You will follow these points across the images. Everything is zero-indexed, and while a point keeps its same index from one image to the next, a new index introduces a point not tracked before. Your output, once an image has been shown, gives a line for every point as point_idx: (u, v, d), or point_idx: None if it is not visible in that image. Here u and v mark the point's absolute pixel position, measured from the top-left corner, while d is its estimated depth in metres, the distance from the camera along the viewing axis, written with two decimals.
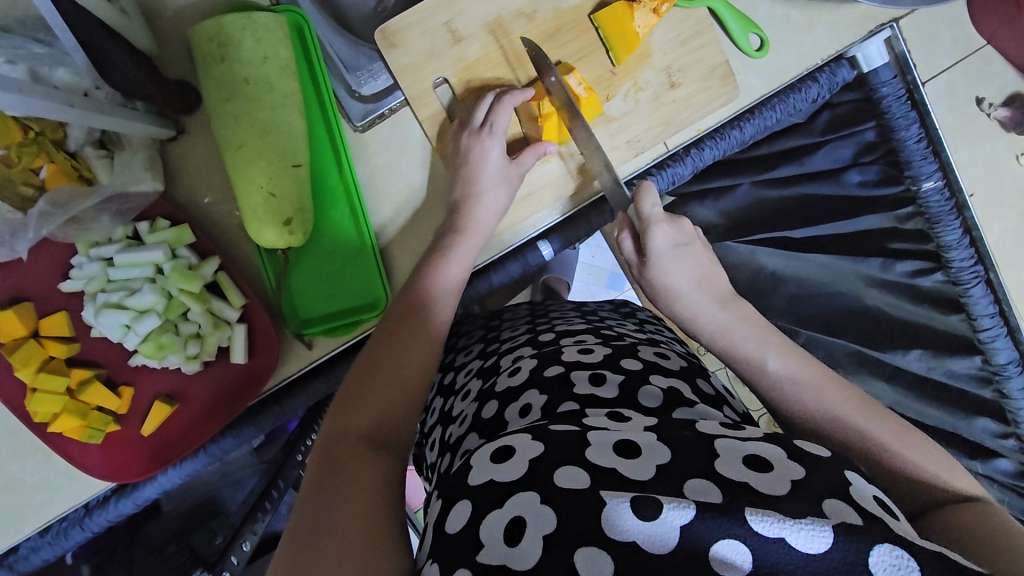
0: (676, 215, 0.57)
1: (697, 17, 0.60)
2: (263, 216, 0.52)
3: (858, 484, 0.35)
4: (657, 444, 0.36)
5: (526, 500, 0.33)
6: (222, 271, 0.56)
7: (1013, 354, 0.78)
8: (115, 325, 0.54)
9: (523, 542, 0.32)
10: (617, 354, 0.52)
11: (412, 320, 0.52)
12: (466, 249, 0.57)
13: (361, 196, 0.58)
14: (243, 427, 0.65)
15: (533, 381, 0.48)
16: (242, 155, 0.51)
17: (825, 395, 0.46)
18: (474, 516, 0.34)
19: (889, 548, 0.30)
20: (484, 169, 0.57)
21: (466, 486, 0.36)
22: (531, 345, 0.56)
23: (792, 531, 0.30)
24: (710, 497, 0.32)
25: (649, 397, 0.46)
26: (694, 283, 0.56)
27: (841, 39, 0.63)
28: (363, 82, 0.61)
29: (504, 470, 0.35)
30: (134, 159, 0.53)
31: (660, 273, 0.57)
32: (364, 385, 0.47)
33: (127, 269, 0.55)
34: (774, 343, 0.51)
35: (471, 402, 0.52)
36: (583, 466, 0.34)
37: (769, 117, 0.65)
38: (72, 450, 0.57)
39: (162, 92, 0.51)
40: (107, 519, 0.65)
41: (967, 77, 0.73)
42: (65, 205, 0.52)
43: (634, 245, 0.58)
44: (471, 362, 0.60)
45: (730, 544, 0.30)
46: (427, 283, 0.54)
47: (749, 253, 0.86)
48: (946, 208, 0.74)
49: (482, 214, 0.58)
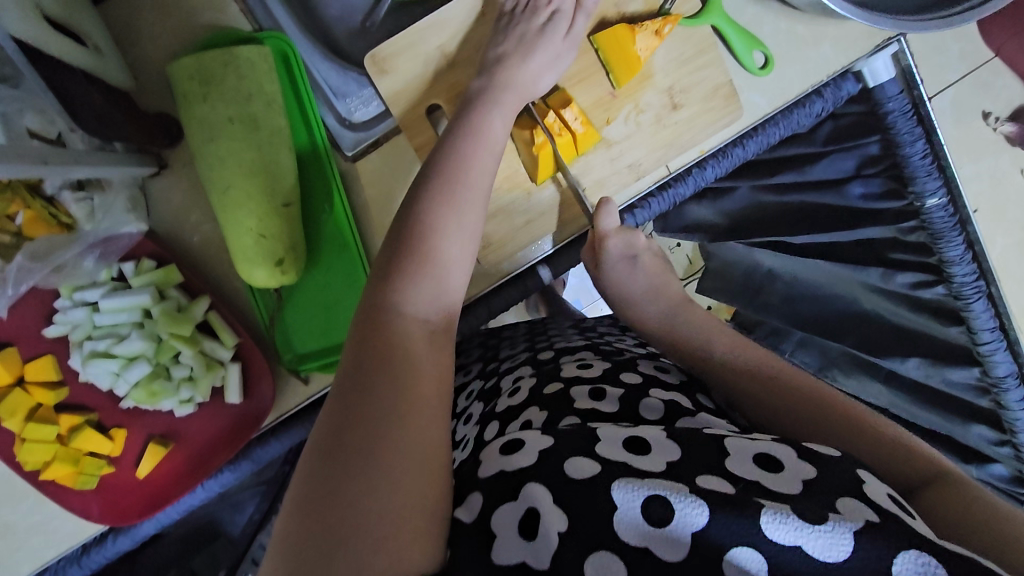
0: (632, 229, 0.59)
1: (699, 35, 0.58)
2: (253, 257, 0.50)
3: (871, 481, 0.35)
4: (666, 442, 0.37)
5: (533, 493, 0.34)
6: (211, 312, 0.55)
7: (1011, 366, 0.77)
8: (104, 373, 0.53)
9: (538, 535, 0.33)
10: (616, 368, 0.51)
11: (418, 283, 0.42)
12: (487, 147, 0.49)
13: (348, 210, 0.56)
14: (241, 461, 0.63)
15: (533, 399, 0.47)
16: (230, 197, 0.49)
17: (824, 411, 0.46)
18: (485, 506, 0.35)
19: (915, 555, 0.29)
20: (500, 88, 0.52)
21: (478, 479, 0.37)
22: (531, 364, 0.55)
23: (809, 538, 0.30)
24: (721, 488, 0.33)
25: (650, 409, 0.45)
26: (644, 288, 0.60)
27: (846, 54, 0.61)
28: (354, 108, 0.59)
29: (514, 460, 0.36)
30: (116, 200, 0.51)
31: (612, 277, 0.60)
32: (365, 363, 0.37)
33: (114, 314, 0.53)
34: (726, 342, 0.53)
35: (472, 425, 0.51)
36: (592, 458, 0.35)
37: (772, 133, 0.63)
38: (67, 497, 0.56)
39: (141, 132, 0.48)
40: (104, 556, 0.64)
41: (974, 91, 0.71)
42: (45, 256, 0.49)
43: (591, 259, 0.61)
44: (471, 383, 0.60)
45: (745, 550, 0.31)
46: (453, 173, 0.47)
47: (746, 251, 0.86)
48: (950, 224, 0.74)
49: (497, 115, 0.51)
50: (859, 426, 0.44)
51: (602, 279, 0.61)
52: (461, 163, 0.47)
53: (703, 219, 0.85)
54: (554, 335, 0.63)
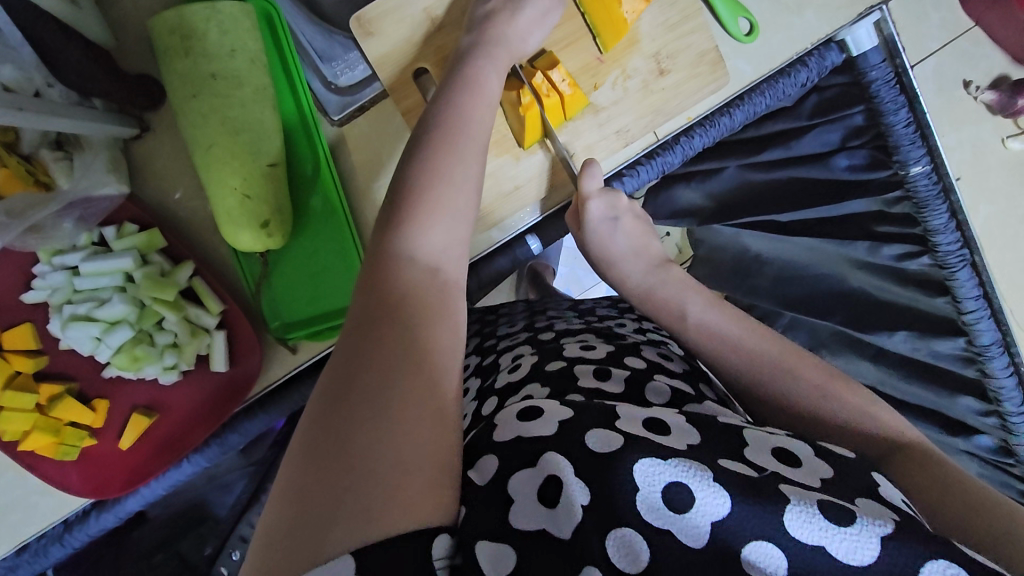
0: (613, 190, 0.58)
1: (686, 0, 0.58)
2: (238, 219, 0.49)
3: (886, 486, 0.35)
4: (685, 426, 0.36)
5: (555, 462, 0.33)
6: (196, 277, 0.54)
7: (996, 335, 0.77)
8: (85, 338, 0.52)
9: (559, 505, 0.32)
10: (621, 351, 0.50)
11: (420, 232, 0.41)
12: (485, 105, 0.49)
13: (339, 184, 0.56)
14: (227, 434, 0.62)
15: (535, 376, 0.46)
16: (213, 155, 0.48)
17: (794, 384, 0.46)
18: (501, 472, 0.34)
19: (942, 565, 0.29)
20: (488, 47, 0.52)
21: (493, 442, 0.36)
22: (531, 343, 0.54)
23: (833, 540, 0.29)
24: (744, 471, 0.33)
25: (656, 394, 0.44)
26: (625, 251, 0.59)
27: (830, 22, 0.62)
28: (339, 73, 0.58)
29: (533, 427, 0.35)
30: (96, 160, 0.50)
31: (593, 243, 0.59)
32: (371, 312, 0.37)
33: (94, 278, 0.52)
34: (700, 299, 0.54)
35: (472, 401, 0.50)
36: (614, 429, 0.34)
37: (758, 103, 0.63)
38: (47, 469, 0.55)
39: (122, 90, 0.48)
40: (88, 533, 0.63)
41: (956, 59, 0.72)
42: (21, 214, 0.48)
43: (573, 220, 0.60)
44: (470, 357, 0.60)
45: (763, 545, 0.30)
46: (452, 129, 0.46)
47: (734, 236, 0.87)
48: (934, 192, 0.74)
49: (488, 75, 0.50)
50: (831, 402, 0.45)
51: (584, 242, 0.60)
52: (455, 124, 0.47)
53: (692, 203, 0.87)
54: (552, 316, 0.63)
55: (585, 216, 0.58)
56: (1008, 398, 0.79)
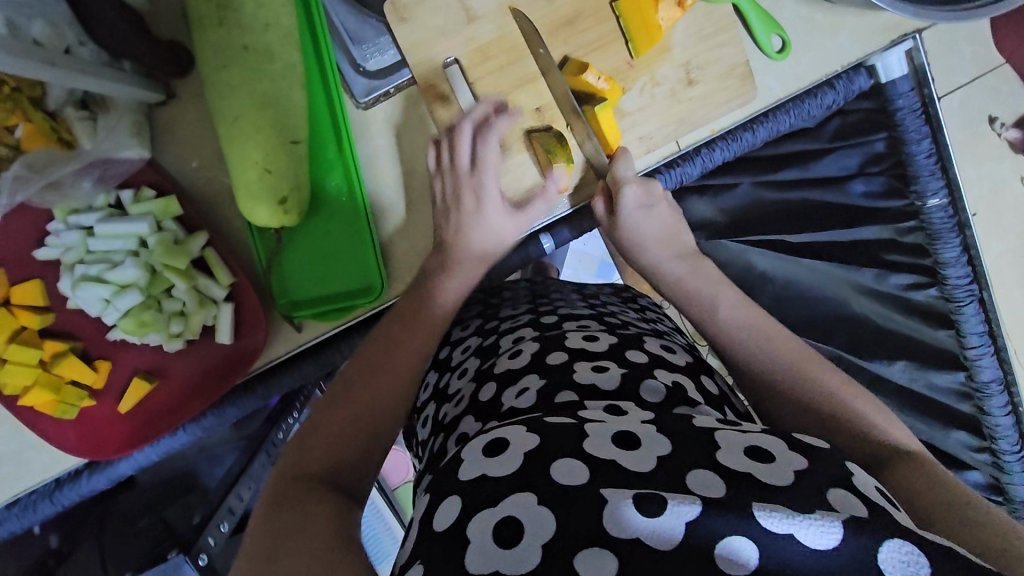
0: (647, 178, 0.58)
1: (721, 13, 0.57)
2: (258, 193, 0.49)
3: (860, 475, 0.36)
4: (655, 435, 0.37)
5: (522, 500, 0.33)
6: (208, 248, 0.54)
7: (998, 373, 0.79)
8: (94, 299, 0.52)
9: (519, 544, 0.32)
10: (622, 345, 0.51)
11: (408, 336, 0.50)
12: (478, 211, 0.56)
13: (362, 184, 0.56)
14: (225, 407, 0.62)
15: (534, 367, 0.48)
16: (237, 128, 0.48)
17: (810, 392, 0.45)
18: (463, 512, 0.34)
19: (898, 544, 0.30)
20: None
21: (458, 481, 0.37)
22: (533, 326, 0.55)
23: (801, 527, 0.31)
24: (713, 491, 0.32)
25: (651, 391, 0.45)
26: (654, 238, 0.59)
27: (863, 47, 0.61)
28: (368, 55, 0.56)
29: (497, 465, 0.36)
30: (119, 123, 0.50)
31: (626, 230, 0.59)
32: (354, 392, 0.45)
33: (108, 240, 0.52)
34: (729, 295, 0.54)
35: (468, 381, 0.53)
36: (578, 456, 0.35)
37: (782, 121, 0.64)
38: (43, 425, 0.55)
39: (153, 55, 0.47)
40: (79, 493, 0.64)
41: (983, 94, 0.72)
42: (42, 170, 0.48)
43: (605, 207, 0.59)
44: (469, 337, 0.60)
45: (738, 540, 0.31)
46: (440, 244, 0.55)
47: (741, 251, 0.84)
48: (948, 225, 0.75)
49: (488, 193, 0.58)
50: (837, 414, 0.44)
51: (614, 227, 0.59)
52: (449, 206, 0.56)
53: (705, 216, 0.83)
54: (555, 298, 0.64)
55: (619, 202, 0.57)
56: (1004, 435, 0.80)
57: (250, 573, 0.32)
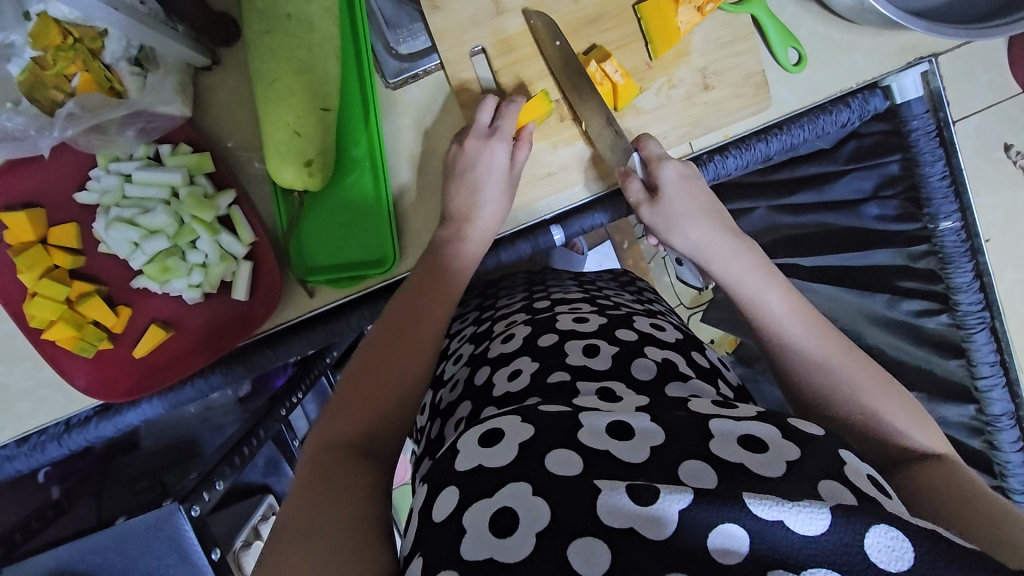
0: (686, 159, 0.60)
1: (739, 23, 0.60)
2: (286, 153, 0.52)
3: (853, 463, 0.36)
4: (648, 424, 0.37)
5: (517, 489, 0.33)
6: (235, 206, 0.57)
7: (1009, 407, 0.76)
8: (123, 241, 0.55)
9: (513, 535, 0.31)
10: (612, 325, 0.54)
11: (422, 313, 0.52)
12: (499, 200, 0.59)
13: (385, 157, 0.59)
14: (233, 366, 0.64)
15: (526, 350, 0.50)
16: (273, 90, 0.52)
17: (855, 383, 0.46)
18: (460, 504, 0.33)
19: (885, 529, 0.30)
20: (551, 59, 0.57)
21: (453, 472, 0.35)
22: (525, 312, 0.59)
23: (790, 514, 0.31)
24: (706, 482, 0.33)
25: (641, 369, 0.47)
26: (699, 212, 0.59)
27: (877, 67, 0.63)
28: (401, 40, 0.60)
29: (494, 456, 0.35)
30: (166, 81, 0.54)
31: (671, 205, 0.59)
32: (365, 368, 0.47)
33: (144, 187, 0.55)
34: (775, 282, 0.54)
35: (462, 366, 0.56)
36: (576, 450, 0.35)
37: (796, 135, 0.65)
38: (62, 360, 0.58)
39: (204, 19, 0.52)
40: (86, 439, 0.66)
41: (997, 122, 0.74)
42: (93, 111, 0.52)
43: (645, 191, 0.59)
44: (466, 328, 0.65)
45: (729, 530, 0.31)
46: (447, 246, 0.57)
47: None
48: (961, 250, 0.72)
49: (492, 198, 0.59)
50: (871, 408, 0.45)
51: (658, 210, 0.59)
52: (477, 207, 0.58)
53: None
54: (551, 286, 0.68)
55: (658, 177, 0.59)
56: (1015, 474, 0.77)
57: (279, 543, 0.36)
